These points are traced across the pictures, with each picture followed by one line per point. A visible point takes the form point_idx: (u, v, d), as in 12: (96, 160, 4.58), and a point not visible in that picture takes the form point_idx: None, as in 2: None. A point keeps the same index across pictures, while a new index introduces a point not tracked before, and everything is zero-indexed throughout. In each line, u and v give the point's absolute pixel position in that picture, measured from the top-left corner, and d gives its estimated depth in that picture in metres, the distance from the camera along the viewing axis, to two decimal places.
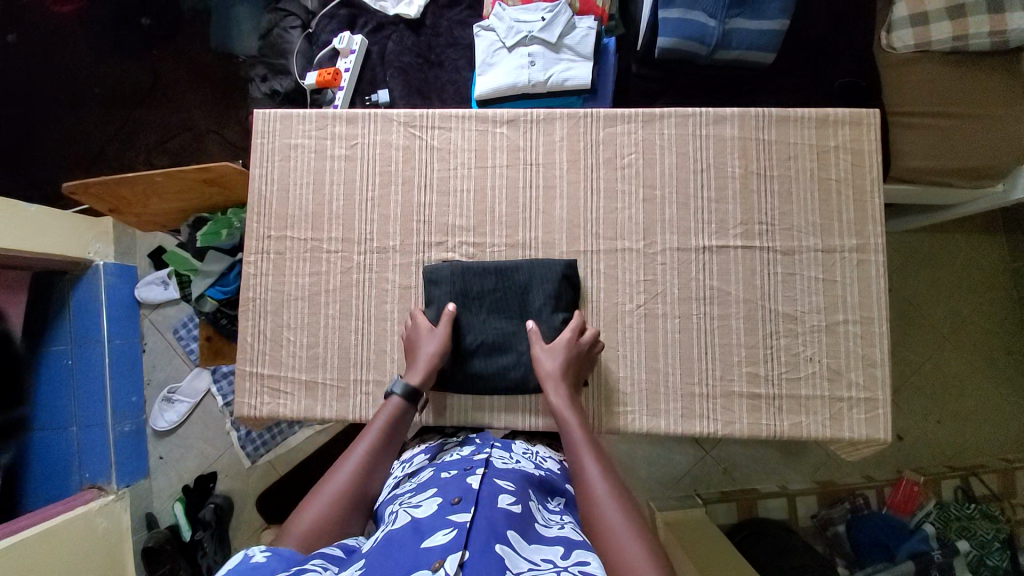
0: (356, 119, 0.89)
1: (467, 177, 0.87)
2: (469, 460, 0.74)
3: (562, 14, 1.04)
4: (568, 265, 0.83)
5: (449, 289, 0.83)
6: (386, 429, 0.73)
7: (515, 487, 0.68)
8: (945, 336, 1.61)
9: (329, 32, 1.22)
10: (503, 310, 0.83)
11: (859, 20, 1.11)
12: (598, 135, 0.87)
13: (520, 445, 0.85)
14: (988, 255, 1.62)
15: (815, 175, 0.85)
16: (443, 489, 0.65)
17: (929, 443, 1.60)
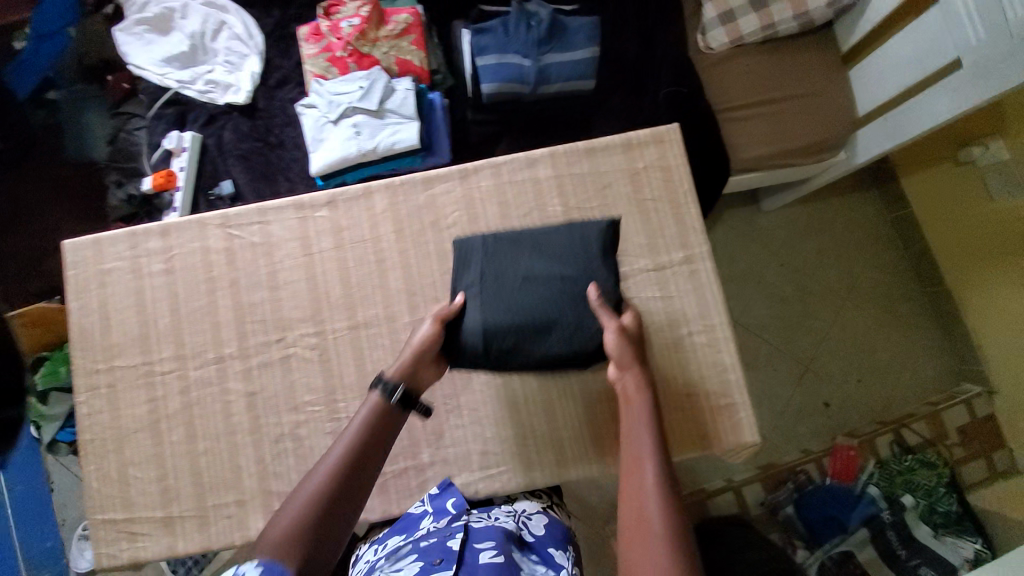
0: (168, 230, 0.86)
1: (295, 268, 0.84)
2: (448, 520, 0.71)
3: (378, 81, 1.05)
4: (610, 223, 0.75)
5: (480, 249, 0.75)
6: (379, 428, 0.63)
7: (494, 541, 0.67)
8: (845, 297, 1.67)
9: (158, 134, 1.18)
10: (543, 258, 0.74)
11: (667, 37, 1.18)
12: (418, 199, 0.87)
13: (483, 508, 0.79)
14: (861, 212, 1.70)
15: (633, 198, 0.86)
16: (423, 550, 0.65)
17: (855, 403, 1.62)
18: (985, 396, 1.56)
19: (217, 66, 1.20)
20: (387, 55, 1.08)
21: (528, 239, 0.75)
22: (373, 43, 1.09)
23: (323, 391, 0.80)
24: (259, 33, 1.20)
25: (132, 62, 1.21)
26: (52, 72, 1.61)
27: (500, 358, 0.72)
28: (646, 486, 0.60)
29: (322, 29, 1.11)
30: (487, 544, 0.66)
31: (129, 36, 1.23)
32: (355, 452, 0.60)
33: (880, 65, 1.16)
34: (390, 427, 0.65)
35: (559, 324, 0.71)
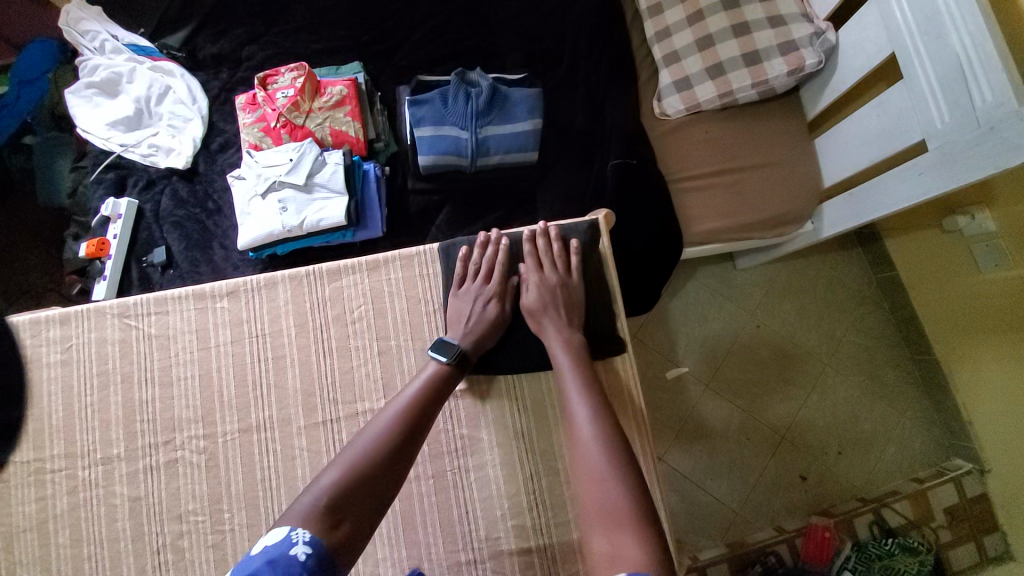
0: (69, 318, 0.84)
1: (190, 363, 0.81)
2: None
3: (307, 154, 1.01)
4: (592, 226, 0.86)
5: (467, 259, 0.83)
6: (429, 392, 0.70)
7: None
8: (827, 361, 1.57)
9: (99, 198, 1.18)
10: (530, 277, 0.82)
11: (619, 101, 1.11)
12: (323, 292, 0.82)
13: None
14: (846, 275, 1.60)
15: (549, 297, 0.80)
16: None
17: (835, 477, 1.51)
18: (977, 474, 1.39)
19: (161, 130, 1.17)
20: (321, 126, 1.04)
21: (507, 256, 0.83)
22: (307, 114, 1.04)
23: (208, 501, 0.78)
24: (202, 97, 1.18)
25: (78, 125, 1.18)
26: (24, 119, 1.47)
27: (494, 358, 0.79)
28: (581, 428, 0.67)
29: (259, 99, 1.06)
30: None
31: (78, 98, 1.20)
32: (410, 411, 0.68)
33: (847, 140, 1.08)
34: (445, 393, 0.73)
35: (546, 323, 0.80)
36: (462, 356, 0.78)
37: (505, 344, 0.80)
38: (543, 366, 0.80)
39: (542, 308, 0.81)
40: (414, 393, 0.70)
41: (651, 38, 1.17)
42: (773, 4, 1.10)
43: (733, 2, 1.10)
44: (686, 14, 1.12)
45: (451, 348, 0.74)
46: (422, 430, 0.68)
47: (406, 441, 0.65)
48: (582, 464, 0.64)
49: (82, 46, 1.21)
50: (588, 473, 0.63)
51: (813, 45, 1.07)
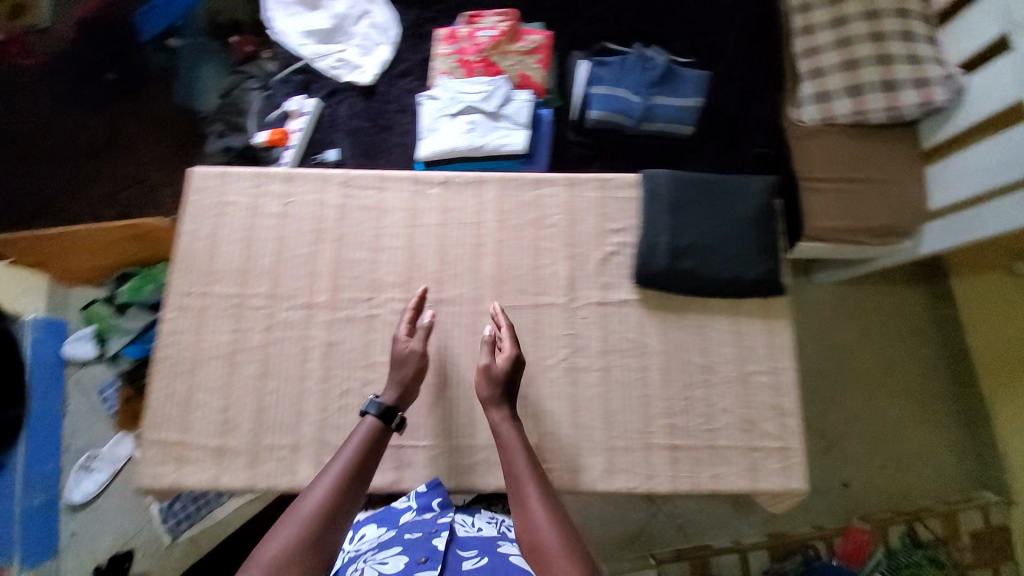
0: (293, 179, 0.93)
1: (397, 237, 0.91)
2: (434, 522, 0.75)
3: (500, 88, 1.15)
4: (773, 182, 0.91)
5: (666, 187, 0.89)
6: (366, 451, 0.71)
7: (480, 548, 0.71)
8: (880, 381, 1.68)
9: (283, 95, 1.31)
10: (712, 217, 0.88)
11: (765, 99, 1.25)
12: (524, 196, 0.93)
13: (485, 513, 0.82)
14: (911, 312, 1.72)
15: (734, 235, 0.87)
16: (407, 547, 0.70)
17: (874, 488, 1.60)
18: (1005, 506, 1.49)
19: (350, 48, 1.33)
20: (513, 67, 1.18)
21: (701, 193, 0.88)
22: (502, 54, 1.19)
23: None
24: (396, 27, 1.34)
25: (276, 27, 1.33)
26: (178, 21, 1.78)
27: (674, 279, 0.86)
28: (527, 490, 0.67)
29: (459, 34, 1.21)
30: (472, 552, 0.70)
31: (281, 7, 1.36)
32: (348, 471, 0.68)
33: (960, 169, 1.20)
34: (380, 450, 0.73)
35: (722, 257, 0.87)
36: (647, 269, 0.86)
37: (683, 267, 0.86)
38: (709, 293, 0.87)
39: (712, 240, 0.87)
40: (349, 454, 0.70)
41: (798, 53, 1.33)
42: (912, 45, 1.24)
43: (880, 36, 1.25)
44: (836, 38, 1.28)
45: (376, 405, 0.74)
46: (360, 490, 0.69)
47: (346, 500, 0.66)
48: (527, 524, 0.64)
49: None
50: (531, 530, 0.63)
51: (942, 84, 1.21)
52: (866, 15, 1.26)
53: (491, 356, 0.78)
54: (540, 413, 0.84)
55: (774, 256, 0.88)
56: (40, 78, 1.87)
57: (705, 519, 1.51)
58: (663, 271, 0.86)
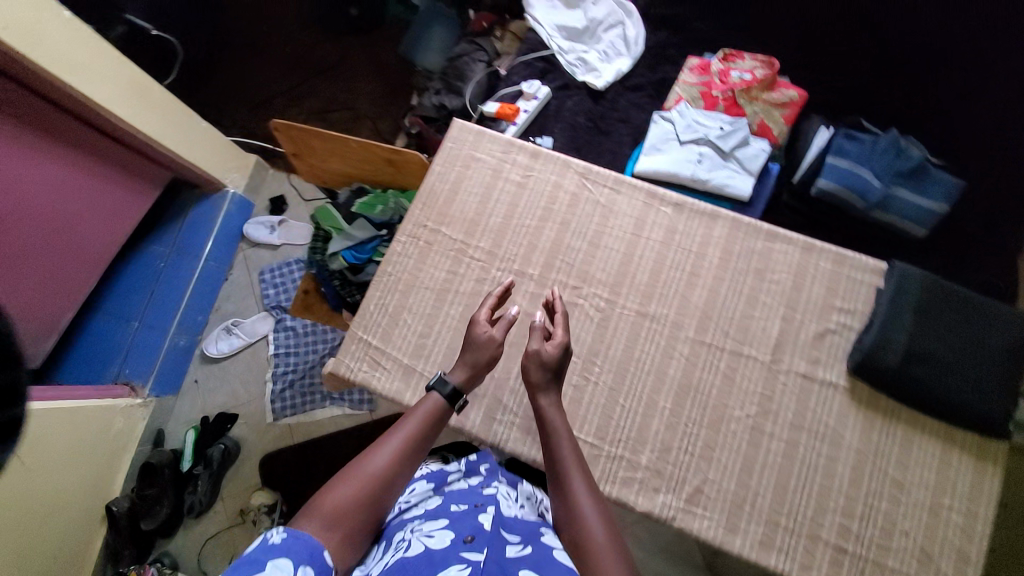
0: (539, 155, 0.99)
1: (618, 240, 0.93)
2: (478, 495, 0.74)
3: (739, 130, 1.15)
4: None
5: (917, 286, 0.86)
6: (429, 424, 0.73)
7: (522, 534, 0.68)
8: None
9: (521, 75, 1.40)
10: (955, 332, 0.84)
11: (1013, 228, 1.16)
12: (754, 245, 0.93)
13: (527, 487, 0.83)
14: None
15: (974, 361, 0.83)
16: (454, 523, 0.66)
17: None
18: None
19: (593, 51, 1.39)
20: (757, 114, 1.19)
21: (956, 305, 0.85)
22: (751, 99, 1.20)
23: (586, 350, 0.89)
24: (642, 44, 1.38)
25: (534, 14, 1.44)
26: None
27: (897, 378, 0.84)
28: (567, 476, 0.70)
29: (711, 68, 1.24)
30: (516, 537, 0.67)
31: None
32: (411, 442, 0.70)
33: None
34: (439, 426, 0.75)
35: (955, 375, 0.83)
36: (873, 363, 0.85)
37: (904, 368, 0.84)
38: (924, 408, 0.85)
39: (954, 355, 0.83)
40: (413, 423, 0.72)
41: None
42: None
43: None
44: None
45: (445, 384, 0.77)
46: (417, 461, 0.71)
47: (406, 468, 0.69)
48: (572, 506, 0.67)
49: None
50: (578, 512, 0.66)
51: None
52: None
53: (543, 342, 0.78)
54: (710, 458, 0.85)
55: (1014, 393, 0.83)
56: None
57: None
58: (886, 365, 0.84)
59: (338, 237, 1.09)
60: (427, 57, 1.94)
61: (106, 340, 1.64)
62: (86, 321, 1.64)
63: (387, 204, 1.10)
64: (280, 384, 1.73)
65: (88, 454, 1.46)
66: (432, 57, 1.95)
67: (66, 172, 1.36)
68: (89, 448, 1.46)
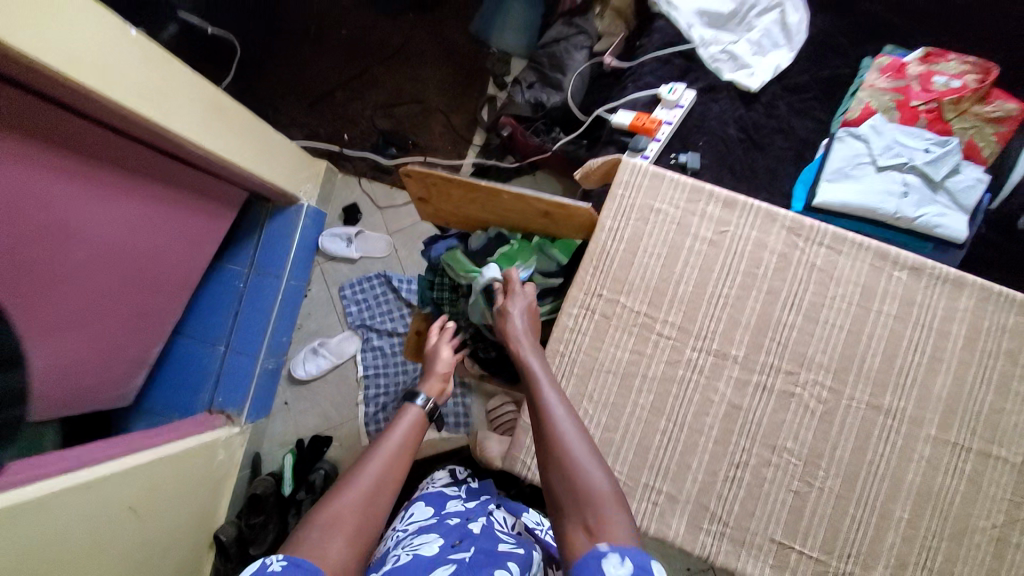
0: (735, 205, 0.81)
1: (843, 314, 0.78)
2: (471, 512, 0.88)
3: (953, 154, 0.93)
4: None
5: None
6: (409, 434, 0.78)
7: (510, 539, 0.81)
8: None
9: (654, 75, 1.17)
10: None
11: None
12: (1008, 320, 0.77)
13: (533, 515, 0.95)
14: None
15: None
16: (443, 533, 0.79)
17: None
18: None
19: (743, 41, 1.14)
20: (966, 131, 0.96)
21: None
22: (959, 114, 0.97)
23: (807, 449, 0.77)
24: (806, 33, 1.13)
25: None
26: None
27: None
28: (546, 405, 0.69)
29: (909, 70, 1.00)
30: (507, 539, 0.80)
31: None
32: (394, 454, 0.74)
33: None
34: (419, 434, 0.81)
35: None
36: None
37: None
38: None
39: None
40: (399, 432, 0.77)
41: None
42: None
43: None
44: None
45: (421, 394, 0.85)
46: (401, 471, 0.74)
47: (390, 480, 0.72)
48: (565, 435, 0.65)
49: None
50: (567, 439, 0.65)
51: None
52: None
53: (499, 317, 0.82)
54: (947, 571, 0.75)
55: None
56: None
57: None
58: None
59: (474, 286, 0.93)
60: (502, 37, 1.75)
61: (195, 366, 1.55)
62: (170, 345, 1.54)
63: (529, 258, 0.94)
64: (373, 407, 1.67)
65: (195, 499, 1.35)
66: (506, 37, 1.74)
67: (143, 205, 1.15)
68: (195, 493, 1.34)
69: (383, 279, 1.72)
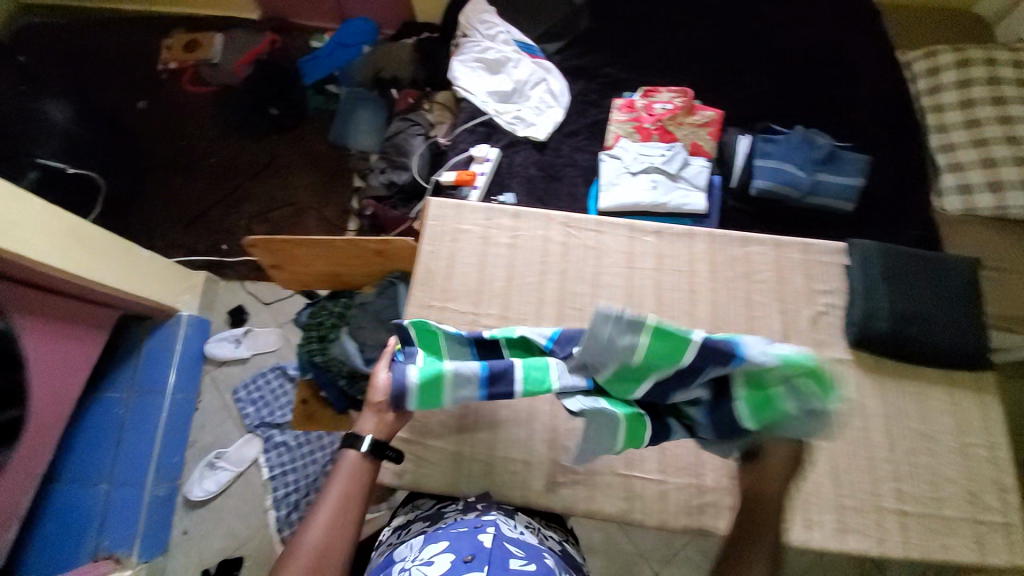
0: (521, 215, 1.04)
1: (617, 275, 0.99)
2: (477, 520, 0.74)
3: (679, 153, 1.28)
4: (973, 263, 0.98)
5: (879, 259, 0.95)
6: (348, 481, 0.74)
7: (524, 550, 0.69)
8: None
9: (468, 143, 1.47)
10: (923, 287, 0.94)
11: (916, 186, 1.36)
12: (734, 252, 0.99)
13: (525, 519, 0.81)
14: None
15: (943, 306, 0.93)
16: (454, 544, 0.68)
17: None
18: None
19: (526, 108, 1.49)
20: (687, 137, 1.33)
21: (916, 262, 0.95)
22: (678, 125, 1.34)
23: None
24: (569, 95, 1.51)
25: (463, 86, 1.53)
26: (337, 72, 2.10)
27: (895, 342, 0.91)
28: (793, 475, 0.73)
29: (636, 105, 1.37)
30: (521, 551, 0.68)
31: (465, 67, 1.56)
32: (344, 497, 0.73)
33: None
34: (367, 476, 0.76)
35: (937, 325, 0.92)
36: (868, 333, 0.90)
37: (895, 330, 0.90)
38: (924, 359, 0.91)
39: (929, 307, 0.93)
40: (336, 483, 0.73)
41: (935, 147, 1.38)
42: None
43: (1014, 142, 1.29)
44: (972, 136, 1.33)
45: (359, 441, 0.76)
46: (353, 514, 0.73)
47: (344, 526, 0.71)
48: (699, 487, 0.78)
49: (478, 32, 1.60)
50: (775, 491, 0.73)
51: None
52: (1001, 118, 1.31)
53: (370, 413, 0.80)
54: None
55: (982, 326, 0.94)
56: (209, 101, 2.14)
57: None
58: (885, 334, 0.90)
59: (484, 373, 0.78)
60: (360, 140, 1.99)
61: (74, 511, 1.42)
62: (45, 495, 1.42)
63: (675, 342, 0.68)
64: (284, 509, 1.52)
65: None
66: (365, 141, 1.99)
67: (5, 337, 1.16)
68: None
69: (278, 370, 1.69)
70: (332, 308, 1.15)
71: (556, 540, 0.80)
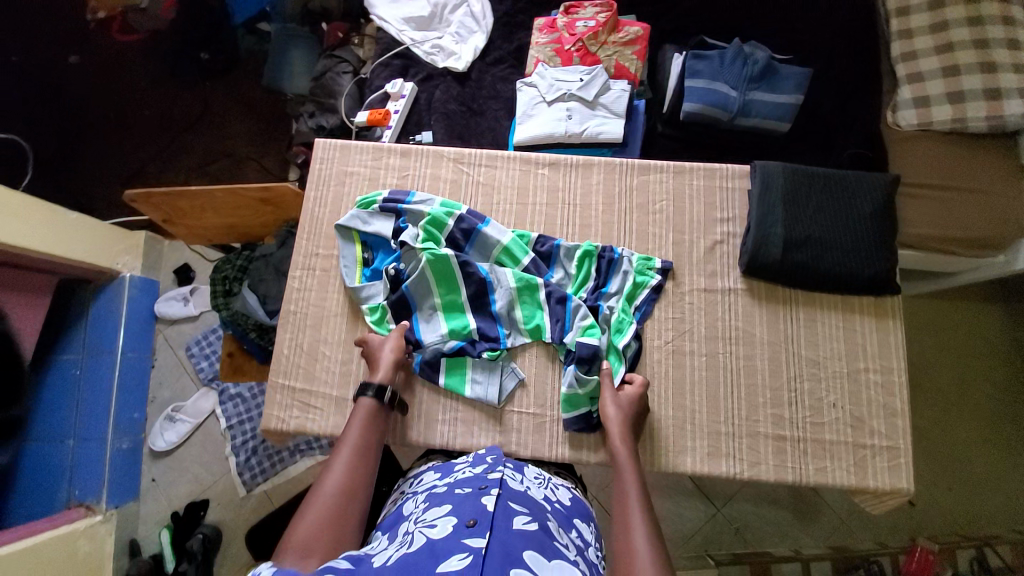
0: (410, 153, 0.99)
1: (509, 212, 0.95)
2: (483, 479, 0.68)
3: (598, 77, 1.17)
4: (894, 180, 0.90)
5: (782, 181, 0.89)
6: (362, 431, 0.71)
7: (529, 510, 0.63)
8: (992, 426, 1.32)
9: (383, 78, 1.37)
10: (830, 209, 0.88)
11: (868, 99, 1.24)
12: (632, 182, 0.95)
13: (531, 469, 0.77)
14: (998, 321, 1.37)
15: (848, 230, 0.87)
16: (456, 508, 0.61)
17: (989, 520, 1.28)
18: None
19: (446, 35, 1.37)
20: (610, 57, 1.22)
21: (821, 183, 0.88)
22: (601, 44, 1.22)
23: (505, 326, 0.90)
24: (491, 17, 1.37)
25: (377, 13, 1.39)
26: (268, 7, 1.91)
27: (790, 269, 0.86)
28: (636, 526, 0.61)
29: (557, 24, 1.26)
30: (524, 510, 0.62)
31: None
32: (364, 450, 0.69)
33: None
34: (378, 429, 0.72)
35: (838, 250, 0.86)
36: (759, 260, 0.86)
37: (790, 258, 0.86)
38: (823, 286, 0.87)
39: (833, 231, 0.87)
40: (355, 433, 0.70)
41: (894, 55, 1.20)
42: (1016, 51, 1.10)
43: (984, 42, 1.10)
44: (937, 43, 1.14)
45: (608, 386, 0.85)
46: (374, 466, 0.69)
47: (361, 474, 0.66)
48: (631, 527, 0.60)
49: None
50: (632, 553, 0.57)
51: None
52: (971, 18, 1.12)
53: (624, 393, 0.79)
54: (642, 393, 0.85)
55: (891, 247, 0.87)
56: (136, 50, 2.00)
57: (770, 534, 1.29)
58: (779, 262, 0.86)
59: (403, 252, 0.90)
60: (293, 83, 1.84)
61: (42, 464, 1.45)
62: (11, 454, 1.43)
63: (585, 252, 0.90)
64: (243, 454, 1.57)
65: None
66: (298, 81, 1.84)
67: None
68: None
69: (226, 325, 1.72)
70: (234, 261, 1.15)
71: (568, 503, 0.73)
